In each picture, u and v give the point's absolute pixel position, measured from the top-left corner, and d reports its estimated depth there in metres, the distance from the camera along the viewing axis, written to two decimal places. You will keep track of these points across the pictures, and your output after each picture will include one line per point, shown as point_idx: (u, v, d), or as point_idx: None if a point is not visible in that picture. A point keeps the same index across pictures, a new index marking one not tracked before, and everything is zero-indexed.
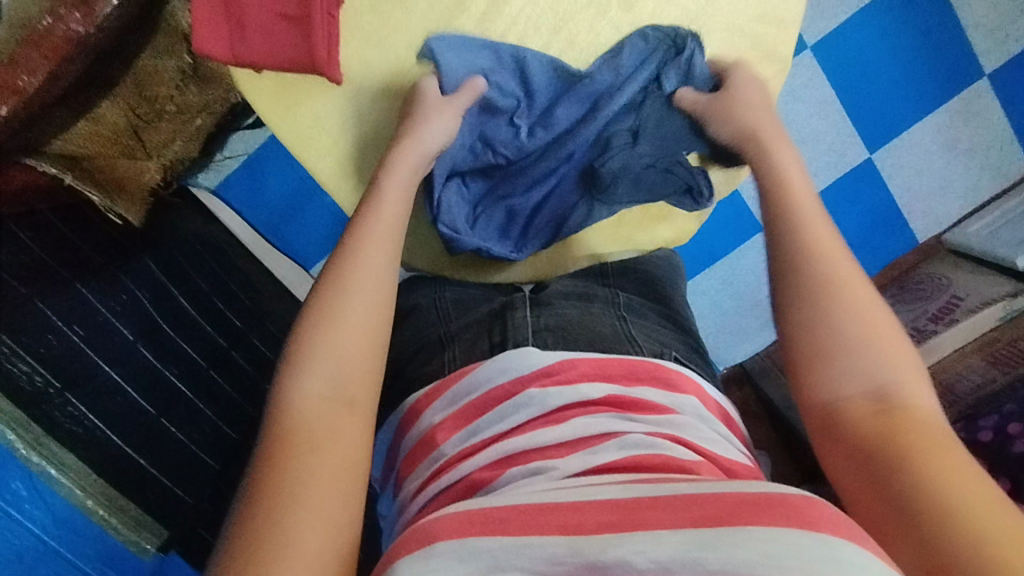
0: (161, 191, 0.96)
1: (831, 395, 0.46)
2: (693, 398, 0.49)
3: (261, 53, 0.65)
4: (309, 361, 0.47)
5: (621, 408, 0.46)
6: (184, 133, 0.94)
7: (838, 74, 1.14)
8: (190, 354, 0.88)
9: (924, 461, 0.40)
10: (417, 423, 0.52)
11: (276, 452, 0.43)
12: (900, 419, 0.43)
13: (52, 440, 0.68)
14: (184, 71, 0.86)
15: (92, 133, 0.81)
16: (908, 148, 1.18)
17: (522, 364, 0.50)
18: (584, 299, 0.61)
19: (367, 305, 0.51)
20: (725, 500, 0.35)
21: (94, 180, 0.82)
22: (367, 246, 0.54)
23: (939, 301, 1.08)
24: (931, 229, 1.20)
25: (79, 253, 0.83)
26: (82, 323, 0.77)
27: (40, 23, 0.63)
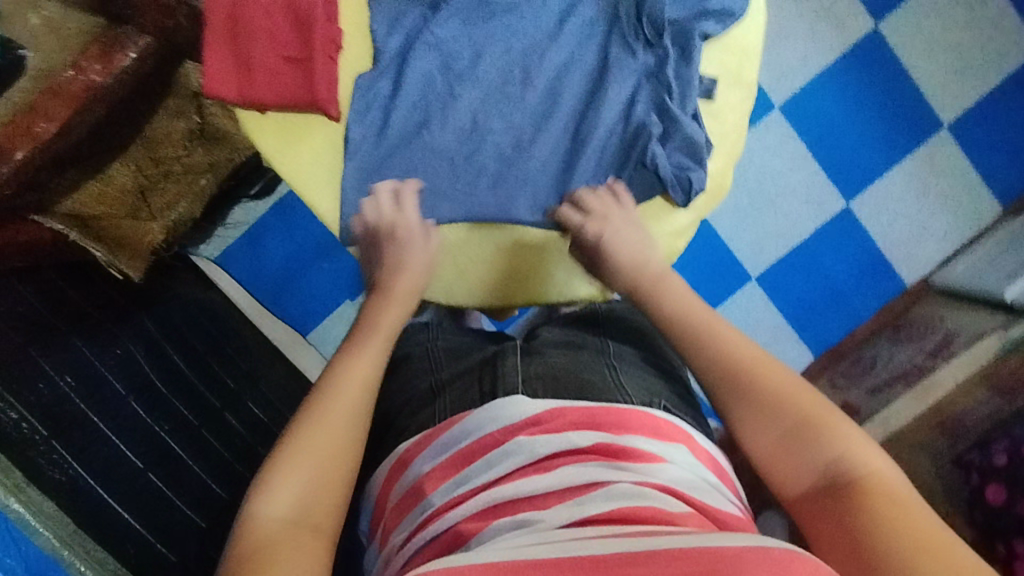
0: (162, 251, 0.97)
1: (791, 487, 0.53)
2: (683, 447, 0.49)
3: (267, 93, 0.65)
4: (280, 480, 0.50)
5: (611, 456, 0.45)
6: (188, 194, 0.94)
7: (807, 131, 1.23)
8: (185, 414, 0.88)
9: (891, 532, 0.45)
10: (406, 470, 0.51)
11: (235, 570, 0.45)
12: (857, 495, 0.49)
13: (31, 485, 0.62)
14: (192, 131, 0.90)
15: (100, 194, 0.84)
16: (884, 196, 1.25)
17: (509, 411, 0.49)
18: (572, 348, 0.62)
19: (346, 421, 0.54)
20: (705, 556, 0.35)
21: (96, 237, 0.84)
22: (345, 371, 0.57)
23: (935, 338, 1.09)
24: (916, 271, 1.26)
25: (78, 311, 0.84)
26: (73, 374, 0.77)
27: (62, 74, 0.70)
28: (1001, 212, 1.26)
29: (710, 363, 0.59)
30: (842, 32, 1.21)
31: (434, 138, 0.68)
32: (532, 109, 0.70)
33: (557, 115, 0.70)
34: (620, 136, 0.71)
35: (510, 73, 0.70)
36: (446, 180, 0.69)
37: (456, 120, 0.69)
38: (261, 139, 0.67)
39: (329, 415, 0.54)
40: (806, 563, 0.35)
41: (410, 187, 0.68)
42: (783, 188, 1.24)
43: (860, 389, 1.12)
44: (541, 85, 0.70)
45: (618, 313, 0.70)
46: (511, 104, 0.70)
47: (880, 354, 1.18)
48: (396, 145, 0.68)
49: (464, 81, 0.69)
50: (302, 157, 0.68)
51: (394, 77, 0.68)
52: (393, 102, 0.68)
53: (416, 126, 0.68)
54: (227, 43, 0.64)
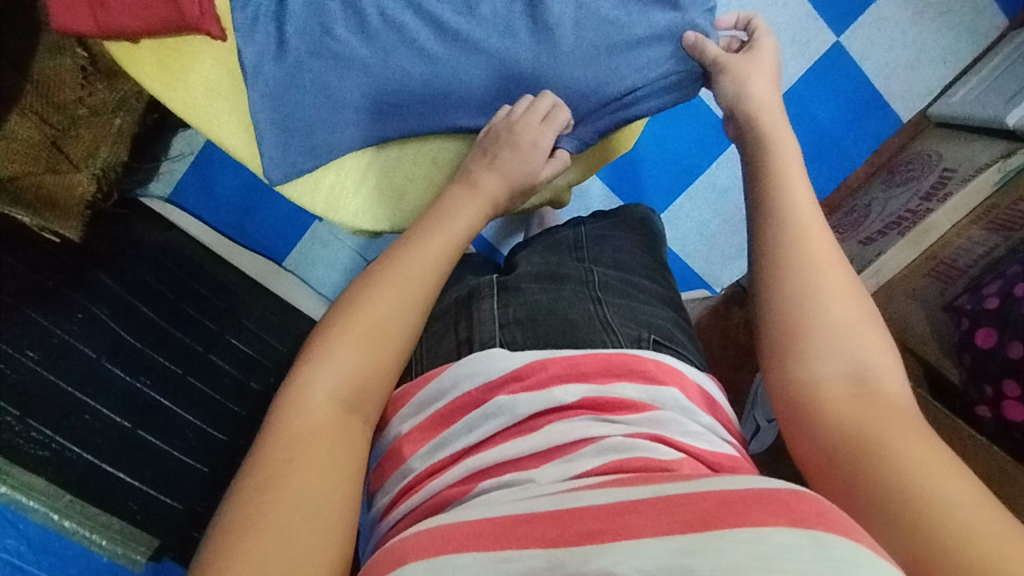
0: (100, 203, 0.91)
1: (810, 373, 0.48)
2: (674, 390, 0.46)
3: (124, 17, 0.60)
4: (337, 356, 0.47)
5: (598, 410, 0.44)
6: (108, 137, 0.87)
7: None
8: (163, 362, 0.84)
9: (896, 445, 0.42)
10: (385, 428, 0.50)
11: (282, 447, 0.43)
12: (879, 402, 0.45)
13: (16, 467, 0.66)
14: (84, 67, 0.80)
15: (9, 151, 0.75)
16: (877, 26, 1.13)
17: (487, 366, 0.47)
18: (555, 279, 0.58)
19: (408, 317, 0.51)
20: (710, 500, 0.34)
21: (19, 200, 0.78)
22: (405, 252, 0.55)
23: (930, 178, 1.05)
24: (914, 106, 1.17)
25: (23, 279, 0.78)
26: (35, 346, 0.74)
27: None
28: (1007, 25, 1.15)
29: (776, 244, 0.54)
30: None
31: (340, 43, 0.64)
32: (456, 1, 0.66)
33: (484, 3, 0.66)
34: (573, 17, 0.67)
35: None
36: (374, 84, 0.66)
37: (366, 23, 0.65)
38: (143, 74, 0.64)
39: (394, 305, 0.51)
40: (813, 501, 0.34)
41: (330, 103, 0.66)
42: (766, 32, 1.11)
43: (855, 240, 1.07)
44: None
45: (602, 232, 0.67)
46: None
47: (873, 202, 1.12)
48: (302, 57, 0.64)
49: None
50: (196, 89, 0.65)
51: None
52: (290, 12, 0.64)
53: (319, 33, 0.64)
54: None
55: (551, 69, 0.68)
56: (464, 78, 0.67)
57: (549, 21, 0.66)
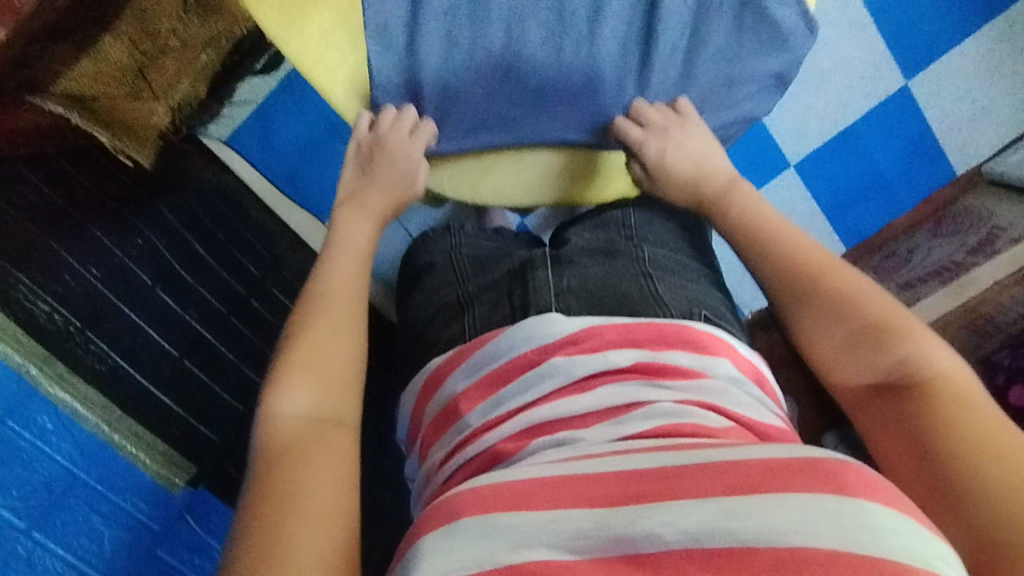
0: (172, 137, 0.89)
1: (844, 379, 0.56)
2: (726, 361, 0.47)
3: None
4: (288, 381, 0.53)
5: (652, 375, 0.44)
6: (190, 72, 0.85)
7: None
8: (207, 297, 0.87)
9: (947, 426, 0.47)
10: (440, 388, 0.50)
11: (269, 471, 0.47)
12: (929, 386, 0.50)
13: (75, 376, 0.72)
14: (185, 2, 0.81)
15: (97, 72, 0.78)
16: (947, 75, 1.10)
17: (544, 330, 0.48)
18: (608, 255, 0.60)
19: (346, 333, 0.58)
20: (752, 466, 0.35)
21: (99, 120, 0.80)
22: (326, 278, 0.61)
23: (980, 233, 1.04)
24: (970, 160, 1.14)
25: (90, 196, 0.82)
26: (97, 263, 0.79)
27: None
28: None
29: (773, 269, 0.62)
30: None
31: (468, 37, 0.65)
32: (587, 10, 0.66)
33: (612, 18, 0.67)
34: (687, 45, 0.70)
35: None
36: (495, 95, 0.68)
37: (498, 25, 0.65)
38: (266, 18, 0.64)
39: (335, 327, 0.57)
40: (863, 474, 0.34)
41: (455, 106, 0.69)
42: (833, 65, 1.11)
43: (891, 283, 1.08)
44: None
45: (652, 217, 0.68)
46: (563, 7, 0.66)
47: (917, 248, 1.13)
48: (429, 55, 0.66)
49: None
50: (311, 37, 0.66)
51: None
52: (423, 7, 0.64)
53: (449, 33, 0.65)
54: None
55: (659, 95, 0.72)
56: (579, 97, 0.69)
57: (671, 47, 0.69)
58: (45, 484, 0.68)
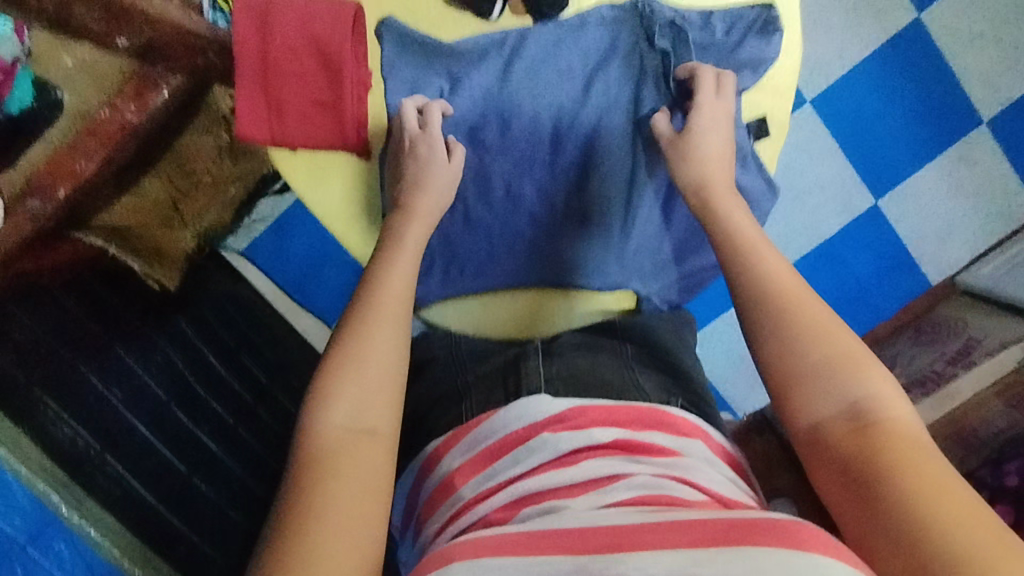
0: (195, 256, 1.01)
1: (811, 415, 0.53)
2: (699, 443, 0.51)
3: (294, 132, 0.71)
4: (332, 393, 0.52)
5: (631, 451, 0.48)
6: (217, 204, 0.99)
7: (838, 126, 1.16)
8: (219, 413, 0.91)
9: (901, 477, 0.46)
10: (436, 468, 0.54)
11: (297, 484, 0.48)
12: (879, 430, 0.49)
13: (90, 497, 0.74)
14: (220, 148, 0.92)
15: (135, 207, 0.90)
16: (914, 197, 1.18)
17: (533, 410, 0.52)
18: (593, 348, 0.64)
19: (391, 343, 0.55)
20: (719, 524, 0.38)
21: (133, 250, 0.91)
22: (379, 285, 0.58)
23: (956, 344, 1.02)
24: (943, 271, 1.21)
25: (116, 315, 0.87)
26: (118, 384, 0.82)
27: (97, 114, 0.77)
28: None
29: (755, 292, 0.57)
30: (886, 22, 1.12)
31: (466, 207, 0.73)
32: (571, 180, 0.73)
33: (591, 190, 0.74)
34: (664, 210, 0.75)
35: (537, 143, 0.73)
36: (490, 244, 0.74)
37: (487, 189, 0.73)
38: (293, 177, 0.73)
39: (382, 338, 0.55)
40: (817, 532, 0.37)
41: (454, 257, 0.74)
42: (810, 185, 1.19)
43: None
44: (570, 147, 0.73)
45: (638, 320, 0.70)
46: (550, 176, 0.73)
47: (899, 355, 1.13)
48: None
49: (493, 151, 0.72)
50: (334, 194, 0.73)
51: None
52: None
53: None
54: (257, 84, 0.69)
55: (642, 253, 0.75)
56: (570, 245, 0.74)
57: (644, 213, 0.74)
58: None
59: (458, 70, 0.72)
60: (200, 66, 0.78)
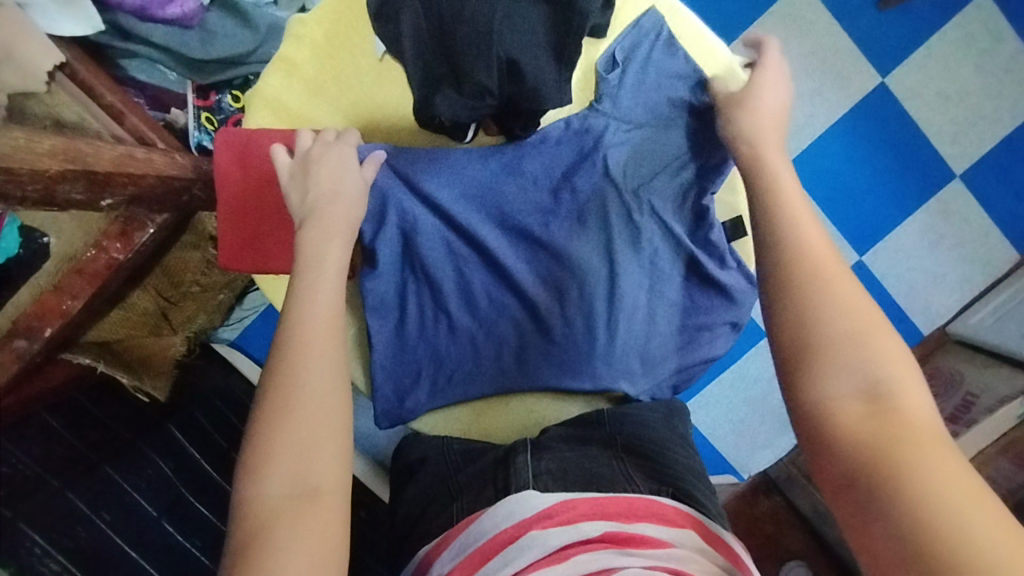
0: (184, 358, 1.02)
1: (820, 392, 0.46)
2: (690, 532, 0.52)
3: (274, 258, 0.69)
4: (265, 454, 0.46)
5: (620, 544, 0.48)
6: (207, 309, 1.02)
7: (817, 186, 1.18)
8: (213, 522, 0.92)
9: (912, 467, 0.41)
10: (428, 572, 0.54)
11: (239, 562, 0.43)
12: (895, 422, 0.43)
13: None
14: (209, 260, 0.95)
15: (122, 319, 0.91)
16: (896, 250, 1.21)
17: (521, 507, 0.53)
18: (583, 441, 0.66)
19: (327, 384, 0.49)
20: None
21: (121, 364, 0.91)
22: (299, 316, 0.51)
23: (954, 399, 1.09)
24: (934, 321, 1.24)
25: (106, 433, 0.87)
26: (109, 509, 0.80)
27: (85, 254, 0.67)
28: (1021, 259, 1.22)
29: (798, 242, 0.52)
30: (851, 89, 1.16)
31: (453, 318, 0.73)
32: (549, 271, 0.73)
33: (571, 278, 0.72)
34: (646, 301, 0.74)
35: (513, 247, 0.73)
36: (477, 360, 0.74)
37: (467, 299, 0.73)
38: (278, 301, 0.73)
39: (315, 386, 0.48)
40: None
41: (442, 371, 0.74)
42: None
43: None
44: (545, 253, 0.73)
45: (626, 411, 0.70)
46: (526, 273, 0.73)
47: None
48: (417, 329, 0.73)
49: (472, 263, 0.73)
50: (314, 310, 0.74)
51: (407, 274, 0.72)
52: (409, 297, 0.73)
53: (434, 311, 0.73)
54: (237, 215, 0.68)
55: (627, 339, 0.73)
56: (559, 352, 0.73)
57: (629, 302, 0.72)
58: None
59: (430, 187, 0.71)
60: (184, 204, 0.71)
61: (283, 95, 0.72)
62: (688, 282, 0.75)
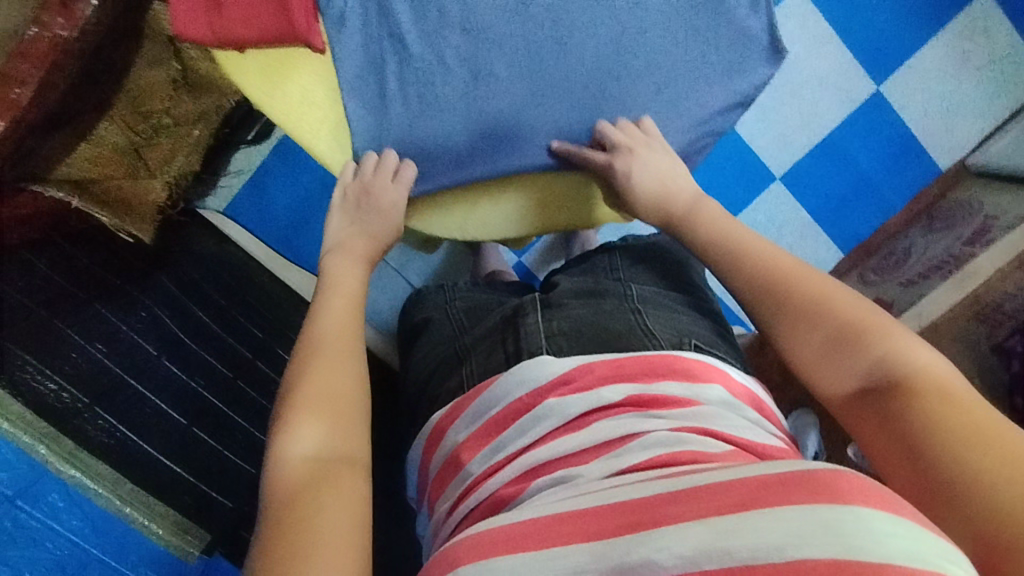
0: (168, 210, 0.91)
1: (827, 389, 0.54)
2: (718, 387, 0.48)
3: (238, 26, 0.59)
4: (298, 429, 0.51)
5: (644, 406, 0.45)
6: (185, 148, 0.87)
7: (832, 8, 1.06)
8: (213, 363, 0.88)
9: (949, 436, 0.44)
10: (441, 442, 0.51)
11: (280, 513, 0.46)
12: (914, 385, 0.48)
13: (84, 453, 0.72)
14: (174, 79, 0.79)
15: (92, 157, 0.78)
16: (917, 74, 1.09)
17: (537, 372, 0.48)
18: (595, 296, 0.61)
19: (351, 375, 0.56)
20: (746, 485, 0.36)
21: (100, 201, 0.82)
22: (328, 310, 0.61)
23: (972, 224, 1.02)
24: (951, 154, 1.13)
25: (94, 276, 0.83)
26: (104, 340, 0.79)
27: (28, 32, 0.67)
28: None
29: (746, 260, 0.61)
30: None
31: (444, 93, 0.63)
32: (557, 36, 0.63)
33: (577, 51, 0.64)
34: (654, 69, 0.67)
35: (505, 6, 0.62)
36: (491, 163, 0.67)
37: (454, 67, 0.63)
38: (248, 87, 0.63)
39: (338, 371, 0.56)
40: (856, 481, 0.35)
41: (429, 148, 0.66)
42: (803, 79, 1.09)
43: (895, 282, 1.06)
44: (545, 12, 0.63)
45: (640, 253, 0.68)
46: (525, 32, 0.63)
47: (913, 246, 1.11)
48: (399, 101, 0.64)
49: (451, 19, 0.61)
50: (291, 99, 0.64)
51: (383, 35, 0.62)
52: (386, 67, 0.63)
53: (420, 76, 0.63)
54: None
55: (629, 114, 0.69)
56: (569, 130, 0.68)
57: (634, 71, 0.66)
58: (57, 563, 0.67)
59: None
60: None
61: None
62: (704, 53, 0.68)
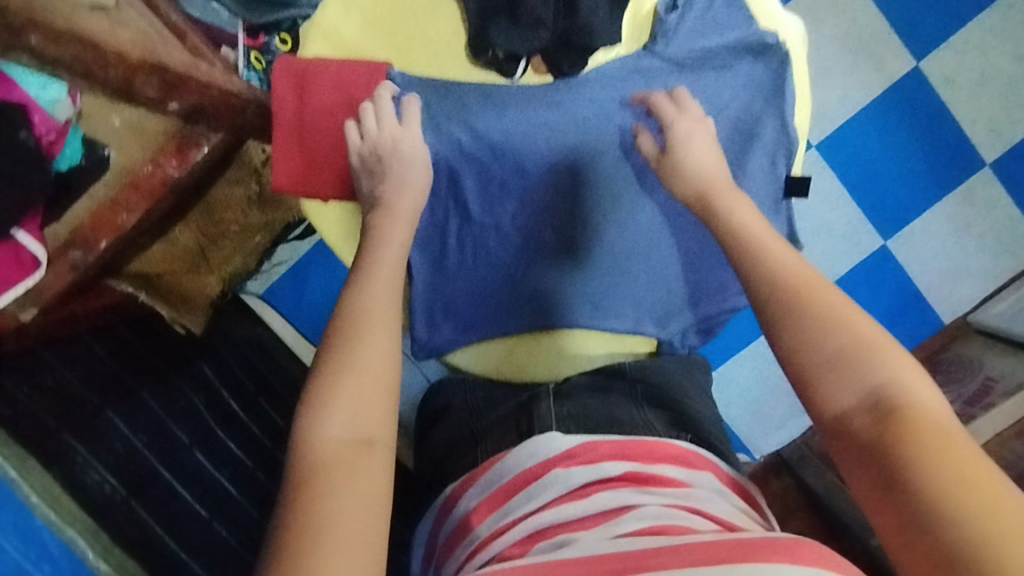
0: (218, 300, 1.06)
1: (831, 405, 0.48)
2: (709, 474, 0.54)
3: (326, 184, 0.75)
4: (330, 401, 0.50)
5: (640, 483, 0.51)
6: (244, 250, 1.03)
7: (844, 169, 1.14)
8: (239, 455, 0.93)
9: (940, 486, 0.41)
10: (455, 508, 0.57)
11: (301, 494, 0.46)
12: (905, 418, 0.45)
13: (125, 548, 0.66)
14: (250, 197, 0.96)
15: (166, 254, 0.95)
16: (921, 236, 1.16)
17: (545, 447, 0.55)
18: (603, 391, 0.67)
19: (391, 350, 0.54)
20: (721, 546, 0.41)
21: (162, 295, 0.97)
22: (372, 274, 0.59)
23: (972, 383, 1.03)
24: (952, 311, 1.19)
25: (147, 360, 0.90)
26: (145, 430, 0.82)
27: (143, 169, 0.79)
28: None
29: (764, 262, 0.55)
30: (885, 69, 1.10)
31: (495, 254, 0.77)
32: (598, 216, 0.76)
33: (612, 231, 0.77)
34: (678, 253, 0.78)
35: (558, 189, 0.76)
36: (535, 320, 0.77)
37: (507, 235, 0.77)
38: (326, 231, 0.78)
39: (378, 342, 0.54)
40: (813, 549, 0.40)
41: (478, 302, 0.78)
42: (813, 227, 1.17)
43: None
44: (590, 195, 0.76)
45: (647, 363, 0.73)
46: (570, 212, 0.76)
47: None
48: (457, 259, 0.77)
49: (512, 197, 0.76)
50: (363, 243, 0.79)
51: (450, 201, 0.76)
52: (449, 229, 0.76)
53: (475, 242, 0.77)
54: (295, 138, 0.74)
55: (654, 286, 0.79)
56: (604, 291, 0.77)
57: (660, 252, 0.78)
58: None
59: (485, 125, 0.74)
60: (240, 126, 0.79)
61: (340, 27, 0.75)
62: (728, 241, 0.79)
